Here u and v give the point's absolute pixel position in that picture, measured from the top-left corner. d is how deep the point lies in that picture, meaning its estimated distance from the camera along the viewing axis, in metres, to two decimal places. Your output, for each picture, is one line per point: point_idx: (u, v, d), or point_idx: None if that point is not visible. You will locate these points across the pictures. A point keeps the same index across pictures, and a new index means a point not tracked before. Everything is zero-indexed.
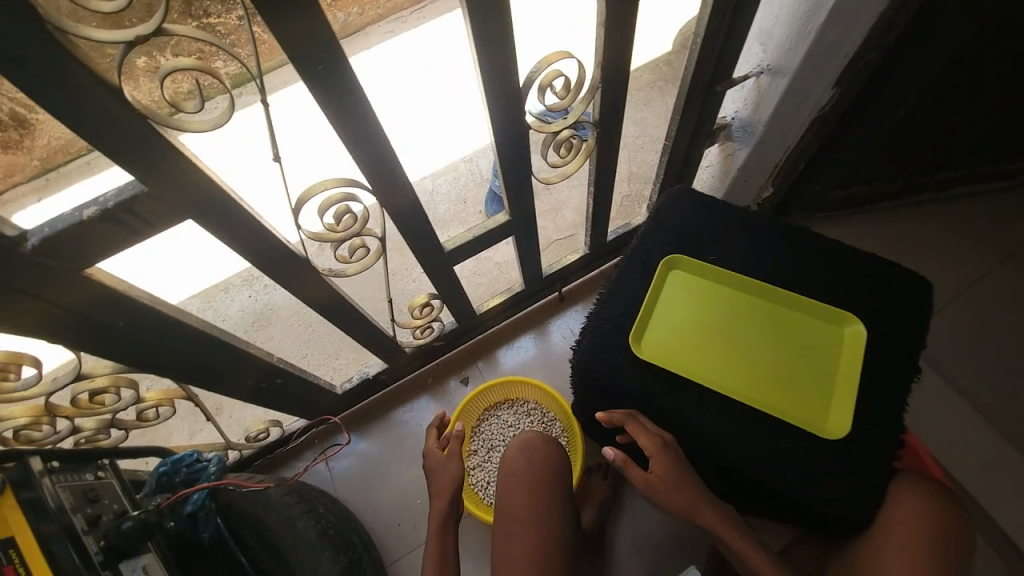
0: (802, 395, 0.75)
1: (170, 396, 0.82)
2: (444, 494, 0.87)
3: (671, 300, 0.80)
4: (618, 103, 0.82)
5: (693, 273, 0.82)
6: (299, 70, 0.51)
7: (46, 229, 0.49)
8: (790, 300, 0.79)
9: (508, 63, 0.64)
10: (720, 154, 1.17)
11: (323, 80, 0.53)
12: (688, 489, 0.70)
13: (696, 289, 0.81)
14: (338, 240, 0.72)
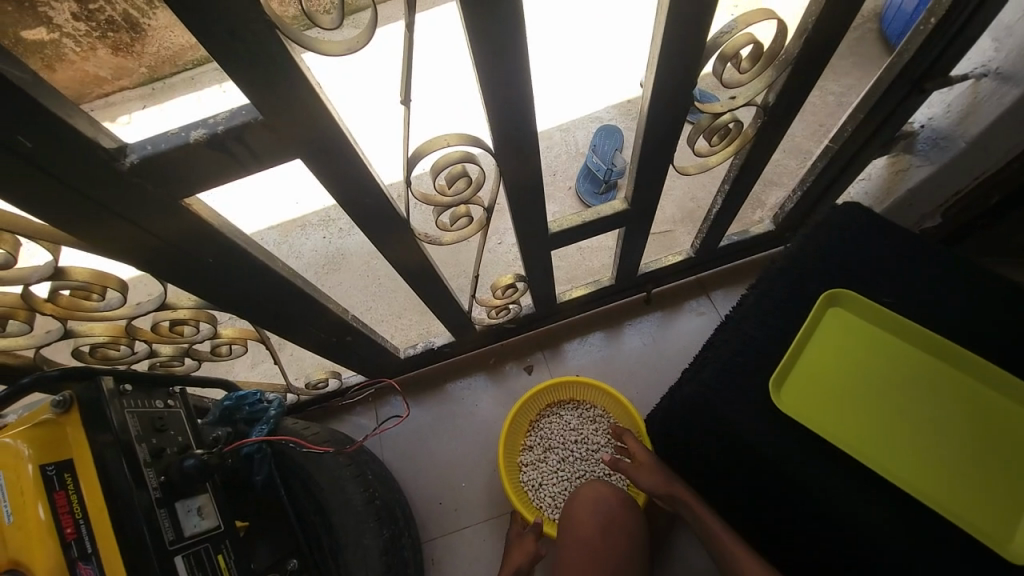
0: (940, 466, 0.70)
1: (243, 337, 0.79)
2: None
3: (828, 338, 0.78)
4: (802, 88, 0.66)
5: (853, 308, 0.79)
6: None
7: (147, 148, 0.43)
8: (964, 360, 0.74)
9: (702, 21, 0.50)
10: (888, 167, 0.98)
11: (483, 7, 0.41)
12: (665, 477, 0.90)
13: (857, 329, 0.78)
14: (444, 206, 0.63)
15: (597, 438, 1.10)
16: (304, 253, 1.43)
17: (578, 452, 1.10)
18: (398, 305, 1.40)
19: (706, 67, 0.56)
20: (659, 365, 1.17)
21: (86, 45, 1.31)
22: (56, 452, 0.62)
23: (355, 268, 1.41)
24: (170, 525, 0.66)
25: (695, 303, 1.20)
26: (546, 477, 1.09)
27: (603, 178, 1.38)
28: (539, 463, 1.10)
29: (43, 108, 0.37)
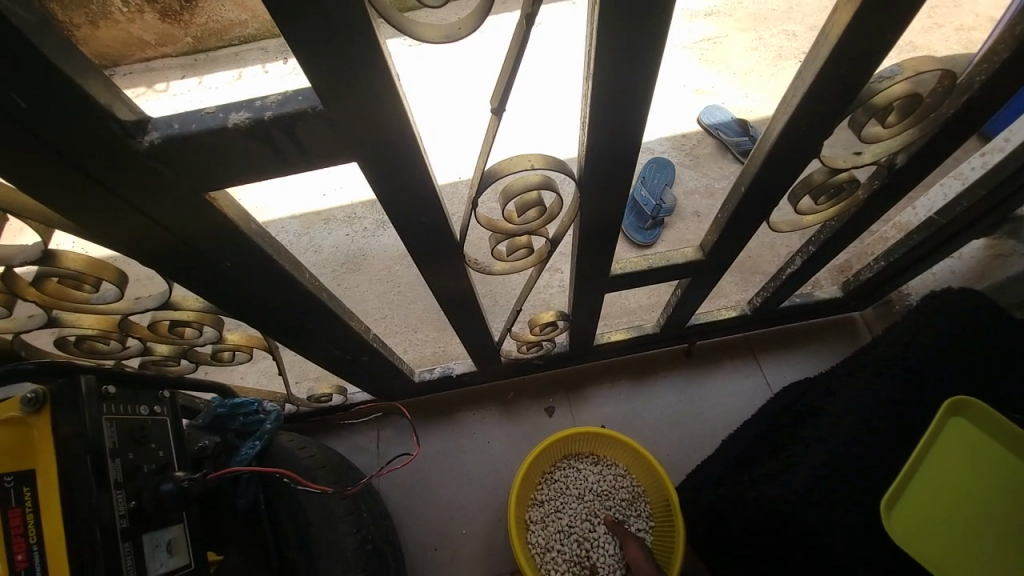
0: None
1: (250, 344, 0.70)
2: None
3: (949, 449, 0.72)
4: (935, 154, 0.57)
5: (975, 424, 0.73)
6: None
7: (174, 127, 0.34)
8: None
9: (867, 64, 0.41)
10: (984, 253, 0.88)
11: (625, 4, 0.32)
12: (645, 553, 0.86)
13: (971, 449, 0.72)
14: (507, 234, 0.54)
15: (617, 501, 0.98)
16: (325, 249, 1.37)
17: (592, 515, 0.98)
18: (416, 318, 1.29)
19: (846, 116, 0.47)
20: (695, 426, 1.05)
21: (133, 7, 1.28)
22: (15, 462, 0.53)
23: (375, 272, 1.34)
24: (133, 562, 0.56)
25: (740, 363, 1.09)
26: (558, 540, 0.96)
27: (648, 214, 1.26)
28: (548, 520, 0.98)
29: (45, 61, 0.28)
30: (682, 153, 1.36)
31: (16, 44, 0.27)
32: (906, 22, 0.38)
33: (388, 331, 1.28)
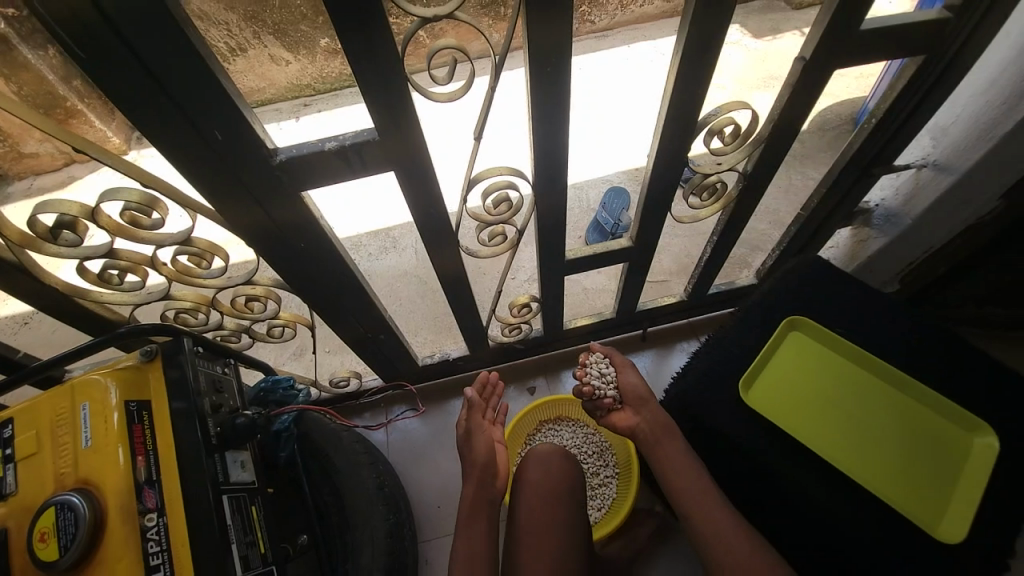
0: (919, 482, 0.79)
1: (296, 321, 0.94)
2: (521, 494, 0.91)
3: (790, 347, 0.94)
4: (773, 162, 0.84)
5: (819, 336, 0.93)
6: (530, 70, 0.58)
7: (293, 151, 0.59)
8: (940, 407, 0.82)
9: (693, 103, 0.68)
10: (851, 235, 1.16)
11: (545, 76, 0.59)
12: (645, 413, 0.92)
13: (814, 352, 0.92)
14: (486, 223, 0.79)
15: (588, 453, 1.17)
16: None
17: None
18: (415, 325, 1.51)
19: (697, 137, 0.74)
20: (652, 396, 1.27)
21: None
22: (137, 392, 0.72)
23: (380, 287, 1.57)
24: (220, 469, 0.75)
25: (685, 343, 1.34)
26: None
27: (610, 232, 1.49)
28: None
29: (237, 115, 0.54)
30: (635, 182, 1.66)
31: (224, 102, 0.52)
32: (708, 79, 0.65)
33: None
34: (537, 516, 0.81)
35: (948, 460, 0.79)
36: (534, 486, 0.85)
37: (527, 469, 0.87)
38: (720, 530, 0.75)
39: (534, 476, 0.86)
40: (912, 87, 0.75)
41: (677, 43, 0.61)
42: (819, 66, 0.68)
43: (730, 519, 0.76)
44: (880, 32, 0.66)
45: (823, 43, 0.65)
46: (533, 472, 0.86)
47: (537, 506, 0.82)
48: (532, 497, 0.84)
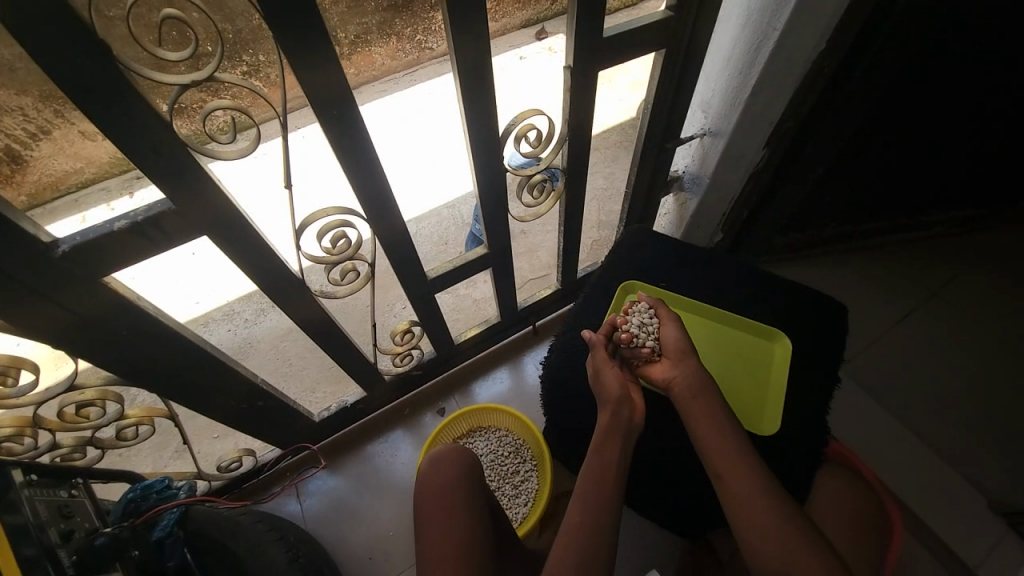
0: (735, 394, 0.92)
1: (151, 414, 0.85)
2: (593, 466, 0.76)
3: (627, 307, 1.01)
4: (581, 152, 0.96)
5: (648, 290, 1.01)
6: (318, 115, 0.61)
7: (77, 237, 0.55)
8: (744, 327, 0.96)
9: (487, 117, 0.76)
10: (675, 202, 1.30)
11: (335, 120, 0.62)
12: (692, 372, 0.84)
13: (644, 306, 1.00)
14: (332, 261, 0.80)
15: (504, 455, 1.21)
16: None
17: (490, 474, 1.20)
18: (311, 381, 1.45)
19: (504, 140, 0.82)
20: None
21: None
22: None
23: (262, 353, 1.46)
24: None
25: None
26: None
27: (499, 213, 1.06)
28: None
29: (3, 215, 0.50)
30: None
31: None
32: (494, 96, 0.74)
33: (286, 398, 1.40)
34: (613, 438, 0.77)
35: (759, 368, 0.93)
36: (614, 416, 0.79)
37: (613, 403, 0.81)
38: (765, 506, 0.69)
39: (620, 412, 0.80)
40: (668, 74, 0.90)
41: (452, 69, 0.68)
42: (584, 69, 0.79)
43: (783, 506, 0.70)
44: (620, 36, 0.78)
45: (579, 52, 0.76)
46: (626, 406, 0.81)
47: (615, 436, 0.77)
48: (612, 427, 0.78)
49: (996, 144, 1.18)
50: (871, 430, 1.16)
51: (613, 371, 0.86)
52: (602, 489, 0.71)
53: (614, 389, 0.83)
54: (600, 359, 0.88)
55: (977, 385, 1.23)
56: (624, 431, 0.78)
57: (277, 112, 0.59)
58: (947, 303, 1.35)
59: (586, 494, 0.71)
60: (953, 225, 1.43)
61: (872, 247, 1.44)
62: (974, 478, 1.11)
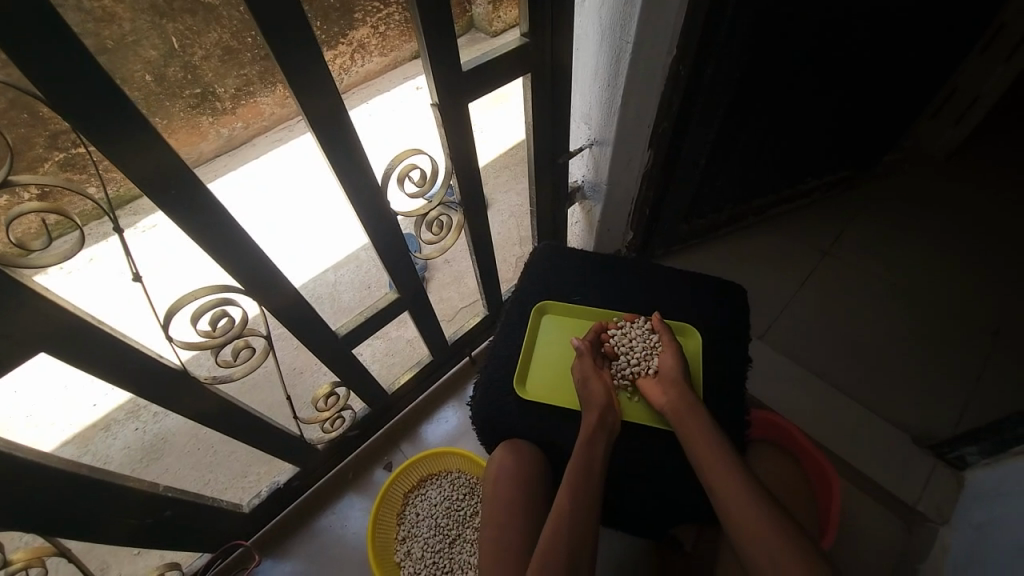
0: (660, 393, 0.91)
1: (40, 553, 0.78)
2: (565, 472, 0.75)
3: (543, 331, 0.99)
4: (473, 183, 0.95)
5: (561, 308, 1.02)
6: (148, 193, 0.57)
7: None
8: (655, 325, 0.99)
9: (360, 164, 0.74)
10: (581, 211, 1.32)
11: (172, 200, 0.59)
12: (679, 390, 0.84)
13: (560, 324, 1.00)
14: (218, 345, 0.73)
15: (462, 499, 1.15)
16: (115, 454, 1.29)
17: (451, 521, 1.13)
18: (241, 464, 1.31)
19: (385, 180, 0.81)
20: None
21: None
22: None
23: (182, 448, 1.32)
24: None
25: None
26: (427, 558, 1.09)
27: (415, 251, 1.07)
28: (414, 551, 1.10)
29: None
30: None
31: None
32: (359, 143, 0.72)
33: (217, 490, 1.27)
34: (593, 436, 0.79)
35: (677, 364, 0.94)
36: (597, 417, 0.81)
37: (598, 406, 0.83)
38: (737, 495, 0.70)
39: (602, 412, 0.82)
40: (540, 94, 0.92)
41: (304, 122, 0.66)
42: (452, 103, 0.79)
43: (751, 493, 0.69)
44: (480, 68, 0.79)
45: (441, 87, 0.75)
46: (608, 405, 0.83)
47: (597, 433, 0.79)
48: (595, 425, 0.80)
49: (845, 113, 1.32)
50: (798, 392, 1.23)
51: (598, 376, 0.87)
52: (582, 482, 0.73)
53: (598, 392, 0.84)
54: (584, 365, 0.89)
55: (878, 330, 1.34)
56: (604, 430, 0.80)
57: (99, 206, 0.52)
58: (838, 260, 1.47)
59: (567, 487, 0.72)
60: (829, 188, 1.57)
61: (767, 220, 1.56)
62: (893, 417, 1.20)
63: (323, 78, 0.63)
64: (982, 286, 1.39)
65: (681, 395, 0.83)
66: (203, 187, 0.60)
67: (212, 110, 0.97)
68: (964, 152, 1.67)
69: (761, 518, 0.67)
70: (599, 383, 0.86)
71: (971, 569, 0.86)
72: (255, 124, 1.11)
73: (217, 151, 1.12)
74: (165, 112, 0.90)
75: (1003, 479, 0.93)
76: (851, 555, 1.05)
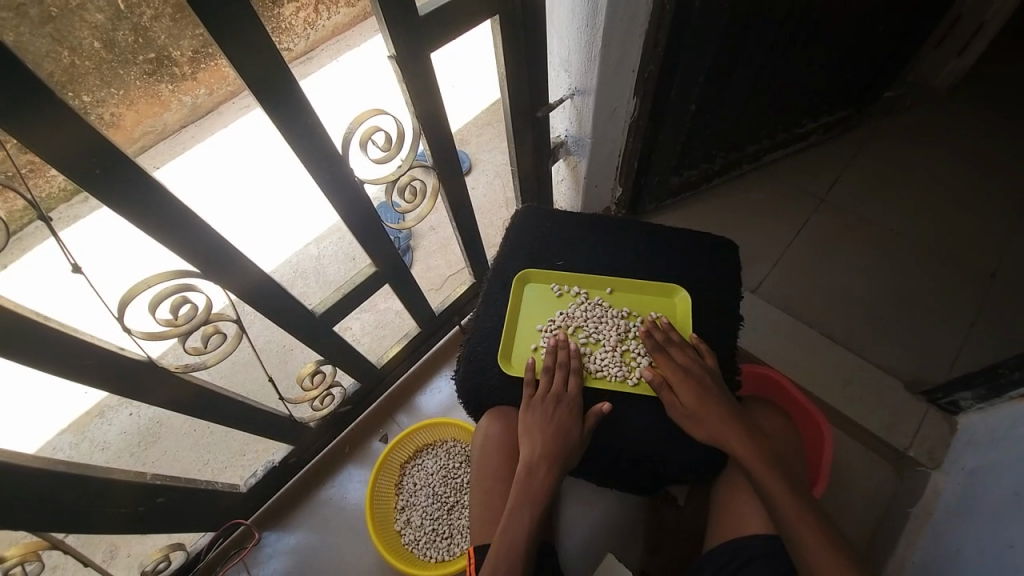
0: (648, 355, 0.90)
1: (35, 548, 0.78)
2: (520, 494, 0.75)
3: (527, 300, 0.96)
4: (446, 144, 0.89)
5: (545, 274, 0.98)
6: (73, 176, 0.52)
7: None
8: (642, 284, 0.96)
9: (318, 133, 0.69)
10: (567, 168, 1.25)
11: (111, 190, 0.55)
12: (711, 395, 0.79)
13: (544, 290, 0.97)
14: (184, 333, 0.70)
15: (459, 466, 1.15)
16: (111, 441, 1.27)
17: (449, 488, 1.14)
18: (239, 444, 1.30)
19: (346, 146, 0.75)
20: None
21: None
22: None
23: (178, 430, 1.29)
24: None
25: None
26: (426, 525, 1.11)
27: (392, 223, 1.01)
28: (413, 519, 1.12)
29: None
30: None
31: None
32: (311, 108, 0.66)
33: (217, 471, 1.26)
34: (539, 481, 0.76)
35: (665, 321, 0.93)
36: (548, 464, 0.77)
37: (557, 421, 0.81)
38: (793, 510, 0.68)
39: (556, 456, 0.78)
40: (512, 40, 0.84)
41: (245, 87, 0.60)
42: (412, 56, 0.72)
43: (798, 507, 0.68)
44: (438, 13, 0.71)
45: (398, 37, 0.68)
46: (565, 446, 0.79)
47: (547, 479, 0.76)
48: (543, 469, 0.77)
49: (847, 45, 1.22)
50: (793, 345, 1.21)
51: (560, 413, 0.81)
52: (526, 537, 0.71)
53: (557, 431, 0.79)
54: (541, 400, 0.82)
55: (874, 277, 1.31)
56: (554, 473, 0.77)
57: (29, 203, 0.50)
58: (835, 207, 1.42)
59: (512, 542, 0.71)
60: (827, 129, 1.49)
61: (761, 168, 1.49)
62: (886, 365, 1.19)
63: (258, 35, 0.56)
64: (982, 227, 1.35)
65: (712, 398, 0.79)
66: (137, 167, 0.54)
67: (171, 76, 0.95)
68: (970, 84, 1.57)
69: (815, 536, 0.65)
70: (557, 419, 0.81)
71: (960, 511, 0.87)
72: (218, 90, 1.07)
73: (182, 121, 1.10)
74: (93, 90, 0.76)
75: (996, 422, 0.93)
76: (841, 501, 1.07)
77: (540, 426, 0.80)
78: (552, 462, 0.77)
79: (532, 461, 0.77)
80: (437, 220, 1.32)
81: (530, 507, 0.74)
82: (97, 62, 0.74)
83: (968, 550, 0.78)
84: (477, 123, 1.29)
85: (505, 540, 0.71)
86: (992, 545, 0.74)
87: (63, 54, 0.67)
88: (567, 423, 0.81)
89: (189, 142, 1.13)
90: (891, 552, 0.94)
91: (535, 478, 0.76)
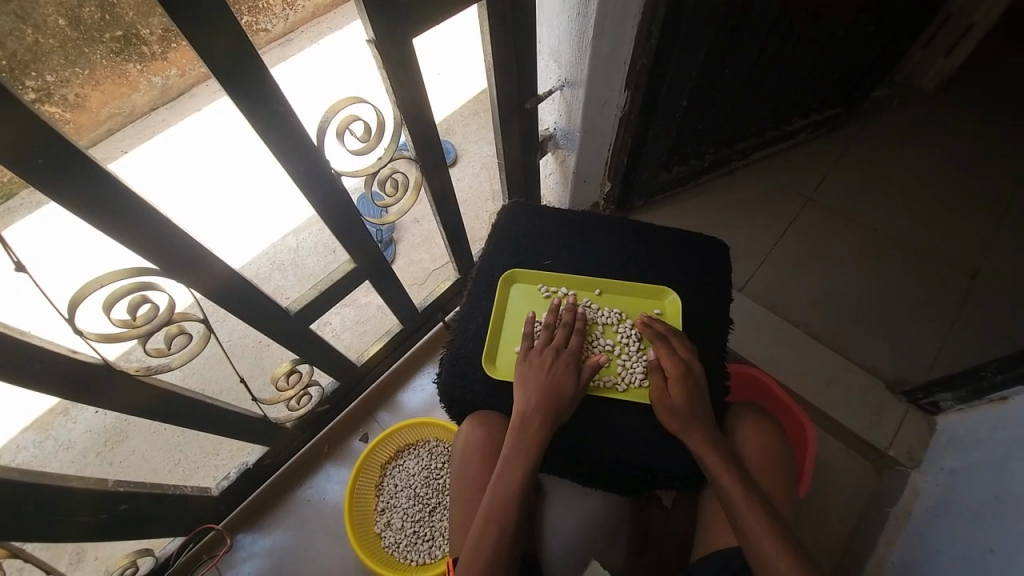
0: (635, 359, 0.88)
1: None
2: (515, 444, 0.72)
3: (511, 300, 0.93)
4: (430, 136, 0.85)
5: (529, 272, 0.95)
6: (14, 167, 0.46)
7: None
8: (629, 286, 0.94)
9: (291, 123, 0.64)
10: (555, 161, 1.22)
11: (59, 182, 0.49)
12: (695, 408, 0.76)
13: (528, 289, 0.94)
14: (144, 334, 0.65)
15: (441, 467, 1.13)
16: (76, 440, 1.20)
17: (430, 490, 1.12)
18: (212, 443, 1.25)
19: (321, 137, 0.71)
20: None
21: None
22: None
23: (147, 429, 1.23)
24: None
25: None
26: (406, 527, 1.09)
27: (374, 217, 0.97)
28: (393, 521, 1.09)
29: None
30: None
31: None
32: (283, 96, 0.61)
33: (188, 472, 1.21)
34: (534, 431, 0.73)
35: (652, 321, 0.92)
36: (542, 416, 0.75)
37: (556, 376, 0.79)
38: (758, 526, 0.64)
39: (551, 407, 0.76)
40: (501, 27, 0.79)
41: (208, 72, 0.55)
42: (392, 43, 0.67)
43: (757, 511, 0.65)
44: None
45: (377, 22, 0.63)
46: (560, 399, 0.77)
47: (542, 430, 0.73)
48: (537, 421, 0.74)
49: (840, 41, 1.21)
50: (778, 343, 1.21)
51: (557, 365, 0.80)
52: (518, 487, 0.69)
53: (552, 383, 0.78)
54: (541, 352, 0.81)
55: (858, 276, 1.31)
56: (549, 426, 0.74)
57: None
58: (821, 205, 1.42)
59: (503, 494, 0.69)
60: (816, 127, 1.48)
61: (750, 164, 1.48)
62: (868, 365, 1.20)
63: (223, 16, 0.51)
64: (964, 228, 1.36)
65: (695, 408, 0.76)
66: (87, 157, 0.49)
67: (136, 54, 0.73)
68: (955, 83, 1.58)
69: (777, 552, 0.62)
70: (555, 371, 0.79)
71: (939, 512, 0.88)
72: (194, 71, 0.86)
73: (151, 104, 0.89)
74: (59, 70, 0.65)
75: (976, 425, 0.94)
76: (821, 500, 1.08)
77: (538, 378, 0.78)
78: (544, 416, 0.75)
79: (530, 414, 0.75)
80: (421, 212, 1.27)
81: (523, 460, 0.71)
82: (62, 41, 0.63)
83: (947, 552, 0.79)
84: (463, 112, 1.24)
85: (498, 489, 0.69)
86: (970, 548, 0.75)
87: (27, 31, 0.58)
88: (564, 376, 0.79)
89: (158, 126, 0.95)
90: (870, 551, 0.95)
91: (530, 432, 0.73)
